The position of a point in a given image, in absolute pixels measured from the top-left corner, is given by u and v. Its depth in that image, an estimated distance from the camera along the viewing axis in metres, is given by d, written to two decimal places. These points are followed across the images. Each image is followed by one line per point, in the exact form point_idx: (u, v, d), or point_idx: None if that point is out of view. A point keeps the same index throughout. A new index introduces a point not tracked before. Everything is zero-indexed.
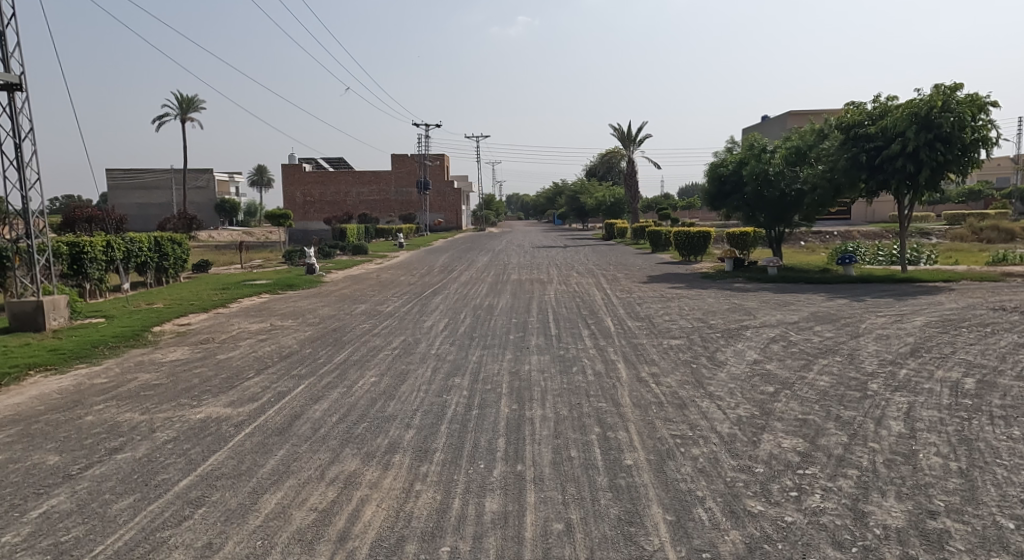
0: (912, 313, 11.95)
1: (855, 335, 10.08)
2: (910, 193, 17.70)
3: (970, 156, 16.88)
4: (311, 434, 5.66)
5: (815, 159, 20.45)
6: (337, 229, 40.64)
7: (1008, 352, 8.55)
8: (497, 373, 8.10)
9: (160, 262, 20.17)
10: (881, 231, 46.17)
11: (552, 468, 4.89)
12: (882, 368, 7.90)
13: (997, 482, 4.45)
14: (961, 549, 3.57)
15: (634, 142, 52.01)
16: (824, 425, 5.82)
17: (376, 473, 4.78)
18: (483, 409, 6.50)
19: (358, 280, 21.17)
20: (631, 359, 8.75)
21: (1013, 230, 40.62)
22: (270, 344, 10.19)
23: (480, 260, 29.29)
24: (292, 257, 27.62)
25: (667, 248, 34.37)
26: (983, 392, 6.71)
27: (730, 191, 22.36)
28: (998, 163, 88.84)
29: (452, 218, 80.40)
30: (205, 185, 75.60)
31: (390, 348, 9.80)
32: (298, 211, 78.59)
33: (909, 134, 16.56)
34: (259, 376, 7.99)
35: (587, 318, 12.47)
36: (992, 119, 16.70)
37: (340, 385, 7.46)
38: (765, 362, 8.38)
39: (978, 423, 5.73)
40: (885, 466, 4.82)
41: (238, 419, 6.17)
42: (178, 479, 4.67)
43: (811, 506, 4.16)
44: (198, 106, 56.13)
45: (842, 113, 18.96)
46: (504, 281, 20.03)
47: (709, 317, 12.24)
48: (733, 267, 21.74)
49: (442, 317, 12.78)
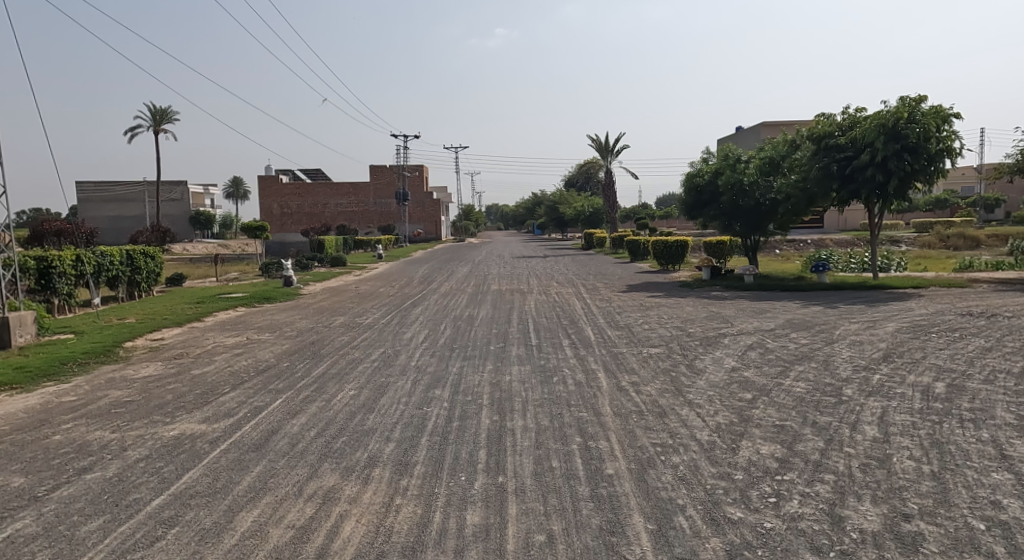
0: (884, 319, 12.17)
1: (830, 341, 10.24)
2: (880, 201, 18.07)
3: (937, 166, 17.28)
4: (289, 449, 5.60)
5: (789, 168, 20.83)
6: (315, 240, 40.13)
7: (977, 356, 8.75)
8: (478, 384, 8.06)
9: (132, 276, 19.83)
10: (852, 239, 47.14)
11: (533, 480, 4.87)
12: (855, 373, 8.02)
13: (967, 484, 4.55)
14: (936, 552, 3.63)
15: (611, 152, 52.46)
16: (802, 431, 5.89)
17: (355, 488, 4.73)
18: (464, 420, 6.49)
19: (337, 292, 21.05)
20: (611, 368, 8.78)
21: (978, 237, 41.84)
22: (246, 358, 10.05)
23: (460, 271, 29.21)
24: (269, 269, 27.14)
25: (646, 258, 34.62)
26: (952, 396, 6.87)
27: (706, 201, 22.62)
28: (962, 173, 91.60)
29: (432, 229, 80.27)
30: (179, 198, 74.64)
31: (369, 360, 9.73)
32: (275, 223, 77.98)
33: (878, 144, 16.95)
34: (235, 391, 7.90)
35: (568, 328, 12.51)
36: (955, 130, 17.17)
37: (319, 399, 7.39)
38: (743, 370, 8.47)
39: (949, 426, 5.85)
40: (861, 470, 4.90)
41: (214, 435, 6.09)
42: (151, 498, 4.59)
43: (789, 511, 4.21)
44: (172, 117, 55.52)
45: (813, 124, 19.33)
46: (484, 291, 20.05)
47: (688, 326, 12.35)
48: (710, 276, 21.95)
49: (422, 329, 12.74)
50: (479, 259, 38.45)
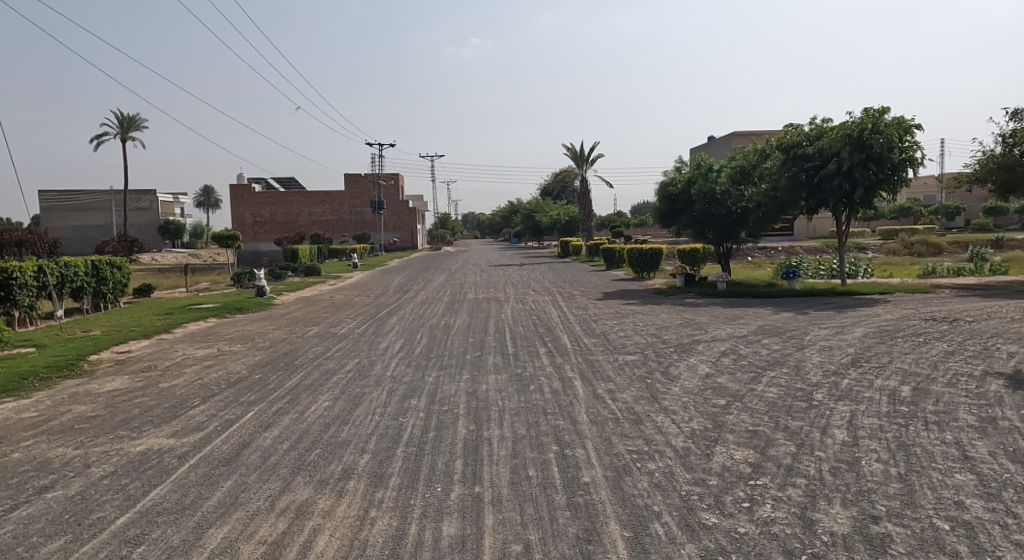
0: (852, 325, 12.42)
1: (800, 347, 10.43)
2: (847, 209, 18.50)
3: (900, 175, 17.77)
4: (261, 463, 5.52)
5: (759, 178, 21.21)
6: (288, 249, 39.74)
7: (940, 360, 8.97)
8: (454, 394, 8.04)
9: (98, 287, 19.41)
10: (821, 246, 48.06)
11: (510, 489, 4.87)
12: (825, 378, 8.17)
13: (932, 485, 4.66)
14: (903, 552, 3.71)
15: (587, 161, 52.87)
16: (774, 435, 5.98)
17: (329, 501, 4.69)
18: (440, 431, 6.46)
19: (311, 302, 20.83)
20: (587, 376, 8.82)
21: (940, 245, 43.02)
22: (216, 370, 9.88)
23: (436, 280, 29.15)
24: (241, 279, 26.68)
25: (622, 265, 34.90)
26: (918, 399, 7.03)
27: (680, 209, 22.86)
28: (926, 182, 94.12)
29: (408, 238, 79.97)
30: (147, 206, 73.26)
31: (344, 371, 9.64)
32: (247, 233, 77.06)
33: (844, 154, 17.36)
34: (205, 404, 7.77)
35: (544, 336, 12.55)
36: (917, 140, 17.68)
37: (292, 411, 7.30)
38: (716, 376, 8.55)
39: (914, 429, 5.99)
40: (831, 473, 4.99)
41: (182, 450, 5.98)
42: (116, 516, 4.49)
43: (762, 516, 4.27)
44: (140, 124, 54.59)
45: (782, 134, 19.71)
46: (460, 300, 20.01)
47: (663, 333, 12.46)
48: (684, 283, 22.19)
49: (397, 338, 12.67)
50: (455, 268, 38.18)
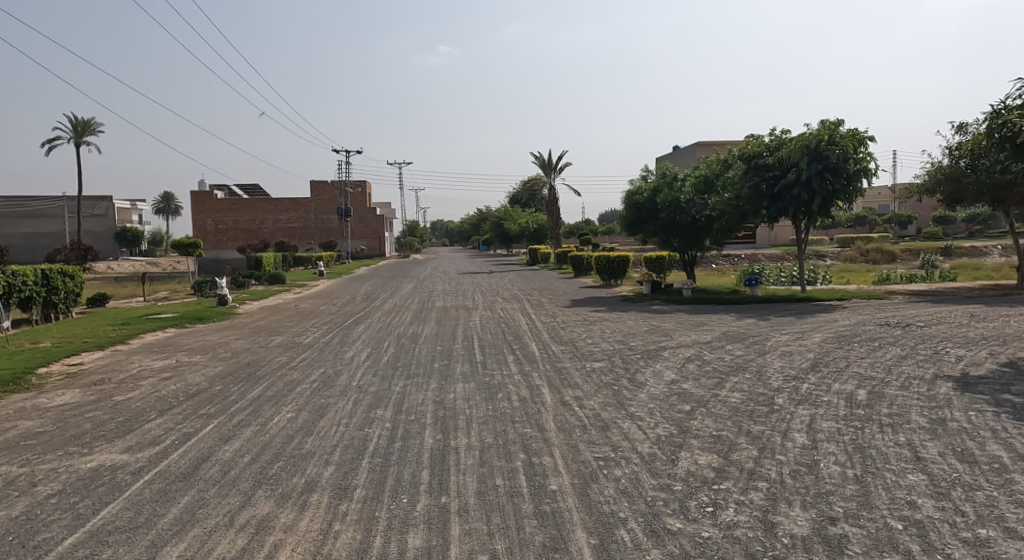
0: (811, 330, 12.71)
1: (762, 352, 10.64)
2: (806, 218, 18.98)
3: (856, 186, 18.32)
4: (220, 478, 5.40)
5: (721, 187, 21.62)
6: (252, 257, 39.06)
7: (894, 363, 9.25)
8: (422, 403, 7.98)
9: (49, 296, 18.78)
10: (782, 253, 49.17)
11: (477, 499, 4.85)
12: (786, 383, 8.35)
13: (887, 485, 4.79)
14: (859, 552, 3.80)
15: (554, 169, 53.31)
16: (737, 440, 6.08)
17: (292, 515, 4.61)
18: (406, 440, 6.42)
19: (274, 311, 20.48)
20: (554, 384, 8.83)
21: (894, 252, 44.48)
22: (174, 383, 9.62)
23: (404, 287, 28.90)
24: (201, 288, 26.07)
25: (589, 273, 35.12)
26: (873, 402, 7.22)
27: (646, 217, 22.99)
28: (880, 192, 97.21)
29: (375, 246, 79.35)
30: (103, 213, 71.23)
31: (308, 381, 9.49)
32: (209, 240, 75.57)
33: (802, 165, 17.84)
34: (161, 417, 7.56)
35: (512, 344, 12.54)
36: (870, 151, 18.24)
37: (254, 423, 7.16)
38: (682, 382, 8.65)
39: (870, 432, 6.15)
40: (791, 476, 5.10)
41: (136, 466, 5.80)
42: (64, 536, 4.34)
43: (725, 520, 4.33)
44: (95, 129, 53.19)
45: (743, 144, 20.13)
46: (428, 308, 19.88)
47: (630, 339, 12.59)
48: (650, 291, 22.43)
49: (364, 347, 12.54)
50: (423, 275, 37.94)
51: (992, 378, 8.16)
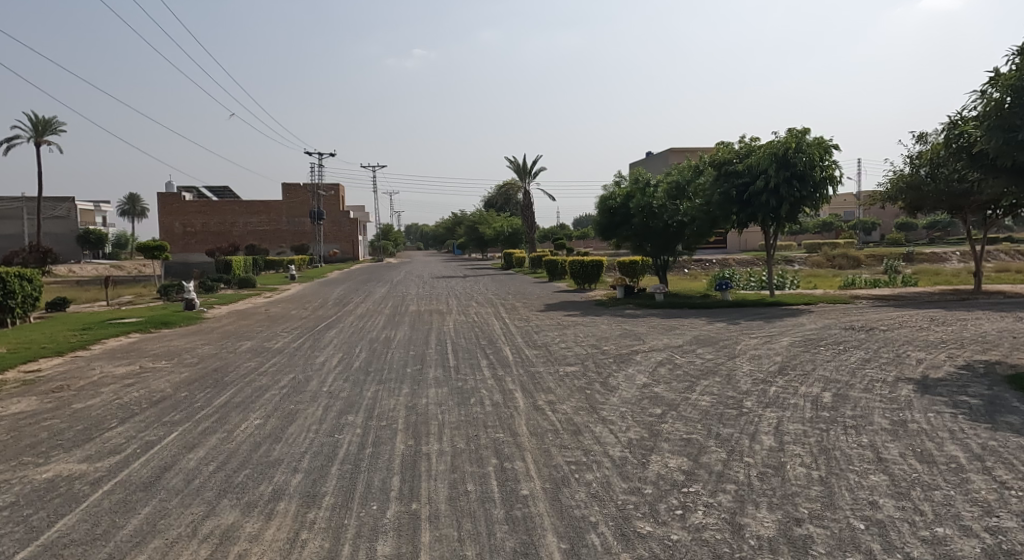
0: (779, 334, 12.92)
1: (732, 355, 10.78)
2: (775, 224, 19.30)
3: (822, 193, 18.71)
4: (183, 487, 5.28)
5: (693, 193, 21.84)
6: (221, 260, 38.43)
7: (858, 367, 9.43)
8: (393, 409, 7.91)
9: (6, 300, 18.23)
10: (752, 259, 49.87)
11: (448, 505, 4.81)
12: (755, 386, 8.46)
13: (850, 486, 4.88)
14: (823, 552, 3.85)
15: (529, 174, 53.46)
16: (706, 443, 6.14)
17: (257, 524, 4.53)
18: (377, 446, 6.35)
19: (243, 315, 20.13)
20: (528, 388, 8.82)
21: (859, 258, 45.53)
22: (137, 389, 9.39)
23: (377, 291, 28.65)
24: (168, 292, 25.53)
25: (564, 277, 35.19)
26: (838, 404, 7.36)
27: (619, 223, 23.15)
28: (846, 199, 99.47)
29: (348, 249, 78.65)
30: (65, 215, 69.41)
31: (278, 387, 9.34)
32: (176, 243, 74.20)
33: (770, 172, 18.17)
34: (123, 425, 7.37)
35: (486, 348, 12.51)
36: (836, 160, 18.65)
37: (220, 430, 7.03)
38: (653, 386, 8.72)
39: (834, 433, 6.26)
40: (758, 478, 5.16)
41: (96, 475, 5.65)
42: (16, 550, 4.19)
43: (694, 523, 4.36)
44: (56, 128, 51.86)
45: (714, 151, 20.42)
46: (402, 312, 19.72)
47: (602, 343, 12.64)
48: (623, 295, 22.57)
49: (335, 352, 12.39)
50: (397, 279, 37.75)
51: (949, 380, 8.38)
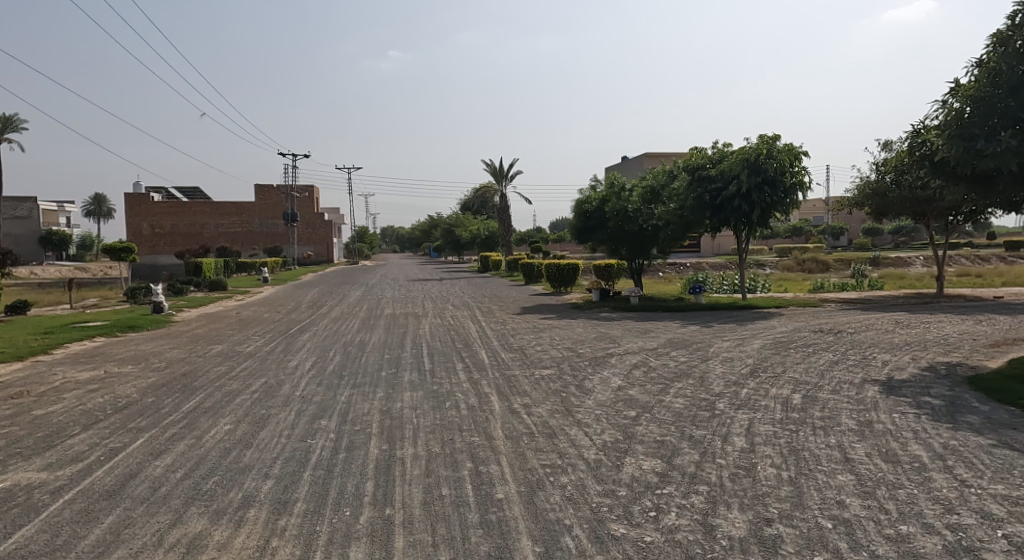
0: (751, 337, 13.11)
1: (704, 358, 10.90)
2: (746, 229, 19.58)
3: (792, 199, 19.05)
4: (148, 495, 5.17)
5: (667, 198, 22.06)
6: (191, 262, 37.78)
7: (827, 369, 9.61)
8: (368, 413, 7.84)
9: None
10: (724, 262, 50.52)
11: (422, 510, 4.79)
12: (727, 388, 8.57)
13: (818, 486, 4.96)
14: (792, 552, 3.91)
15: (505, 177, 53.53)
16: (679, 444, 6.20)
17: (226, 532, 4.46)
18: (351, 451, 6.29)
19: (214, 319, 19.80)
20: (503, 392, 8.82)
21: (828, 262, 46.43)
22: (102, 395, 9.17)
23: (352, 295, 28.40)
24: (134, 295, 25.01)
25: (540, 281, 35.26)
26: (807, 406, 7.50)
27: (595, 226, 23.28)
28: (815, 205, 101.41)
29: (323, 252, 77.89)
30: (27, 216, 67.59)
31: (248, 391, 9.21)
32: (144, 245, 72.74)
33: (742, 178, 18.45)
34: (86, 432, 7.19)
35: (461, 352, 12.48)
36: (805, 166, 18.99)
37: (188, 436, 6.90)
38: (628, 388, 8.78)
39: (804, 434, 6.38)
40: (730, 479, 5.23)
41: (56, 484, 5.50)
42: None
43: (667, 524, 4.40)
44: (17, 125, 50.52)
45: (688, 156, 20.66)
46: (376, 316, 19.59)
47: (578, 346, 12.69)
48: (599, 298, 22.69)
49: (308, 356, 12.26)
50: (373, 281, 37.57)
51: (913, 381, 8.58)
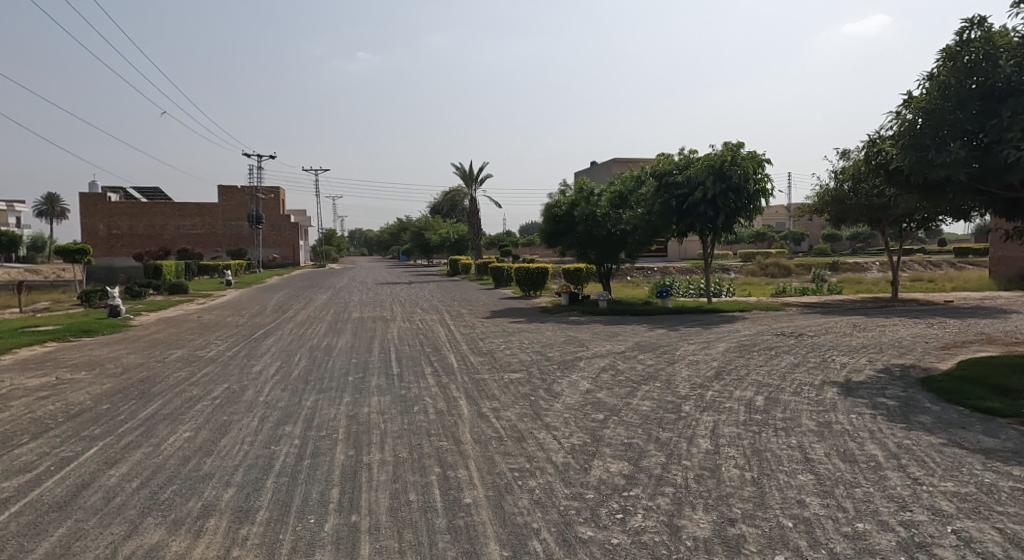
0: (717, 340, 13.33)
1: (671, 361, 11.05)
2: (711, 234, 19.92)
3: (755, 205, 19.47)
4: (103, 506, 5.03)
5: (635, 203, 22.34)
6: (151, 264, 36.88)
7: (789, 371, 9.83)
8: (334, 418, 7.76)
9: None
10: (690, 267, 51.28)
11: (389, 516, 4.76)
12: (692, 391, 8.71)
13: (780, 486, 5.07)
14: (754, 551, 3.99)
15: (474, 181, 53.54)
16: (646, 447, 6.28)
17: (184, 542, 4.36)
18: (316, 458, 6.22)
19: (174, 323, 19.35)
20: (472, 396, 8.81)
21: (790, 267, 47.50)
22: (54, 402, 8.89)
23: (319, 298, 28.04)
24: (89, 298, 24.30)
25: (509, 284, 35.29)
26: (770, 407, 7.65)
27: (564, 230, 23.43)
28: (777, 211, 103.65)
29: (289, 254, 76.77)
30: None
31: (210, 397, 9.03)
32: (101, 247, 70.75)
33: (707, 184, 18.79)
34: (36, 441, 6.96)
35: (430, 356, 12.42)
36: (768, 173, 19.43)
37: (146, 444, 6.74)
38: (596, 391, 8.85)
39: (766, 435, 6.51)
40: (695, 480, 5.31)
41: (3, 496, 5.31)
42: None
43: (633, 526, 4.45)
44: None
45: (655, 162, 20.94)
46: (344, 320, 19.39)
47: (546, 350, 12.75)
48: (568, 302, 22.82)
49: (272, 361, 12.07)
50: (341, 285, 37.13)
51: (870, 383, 8.83)
